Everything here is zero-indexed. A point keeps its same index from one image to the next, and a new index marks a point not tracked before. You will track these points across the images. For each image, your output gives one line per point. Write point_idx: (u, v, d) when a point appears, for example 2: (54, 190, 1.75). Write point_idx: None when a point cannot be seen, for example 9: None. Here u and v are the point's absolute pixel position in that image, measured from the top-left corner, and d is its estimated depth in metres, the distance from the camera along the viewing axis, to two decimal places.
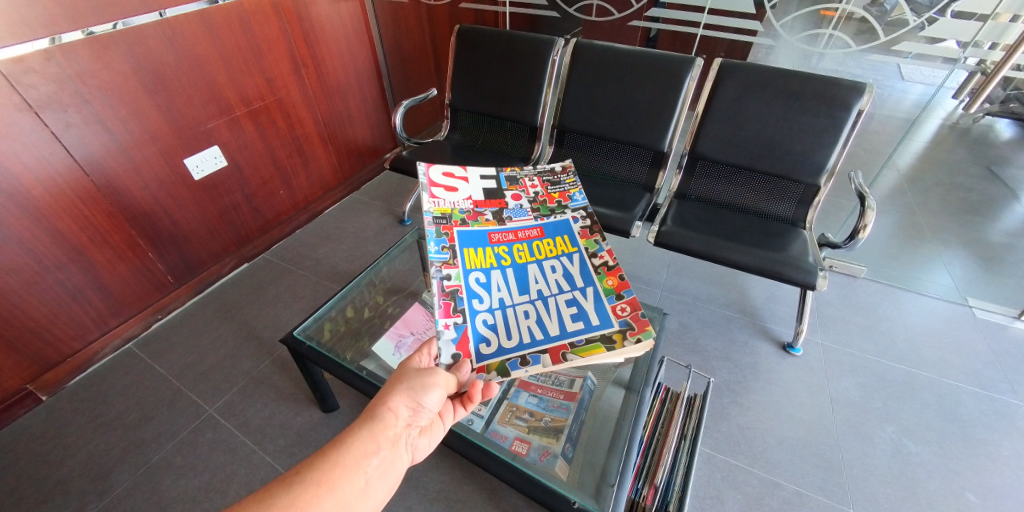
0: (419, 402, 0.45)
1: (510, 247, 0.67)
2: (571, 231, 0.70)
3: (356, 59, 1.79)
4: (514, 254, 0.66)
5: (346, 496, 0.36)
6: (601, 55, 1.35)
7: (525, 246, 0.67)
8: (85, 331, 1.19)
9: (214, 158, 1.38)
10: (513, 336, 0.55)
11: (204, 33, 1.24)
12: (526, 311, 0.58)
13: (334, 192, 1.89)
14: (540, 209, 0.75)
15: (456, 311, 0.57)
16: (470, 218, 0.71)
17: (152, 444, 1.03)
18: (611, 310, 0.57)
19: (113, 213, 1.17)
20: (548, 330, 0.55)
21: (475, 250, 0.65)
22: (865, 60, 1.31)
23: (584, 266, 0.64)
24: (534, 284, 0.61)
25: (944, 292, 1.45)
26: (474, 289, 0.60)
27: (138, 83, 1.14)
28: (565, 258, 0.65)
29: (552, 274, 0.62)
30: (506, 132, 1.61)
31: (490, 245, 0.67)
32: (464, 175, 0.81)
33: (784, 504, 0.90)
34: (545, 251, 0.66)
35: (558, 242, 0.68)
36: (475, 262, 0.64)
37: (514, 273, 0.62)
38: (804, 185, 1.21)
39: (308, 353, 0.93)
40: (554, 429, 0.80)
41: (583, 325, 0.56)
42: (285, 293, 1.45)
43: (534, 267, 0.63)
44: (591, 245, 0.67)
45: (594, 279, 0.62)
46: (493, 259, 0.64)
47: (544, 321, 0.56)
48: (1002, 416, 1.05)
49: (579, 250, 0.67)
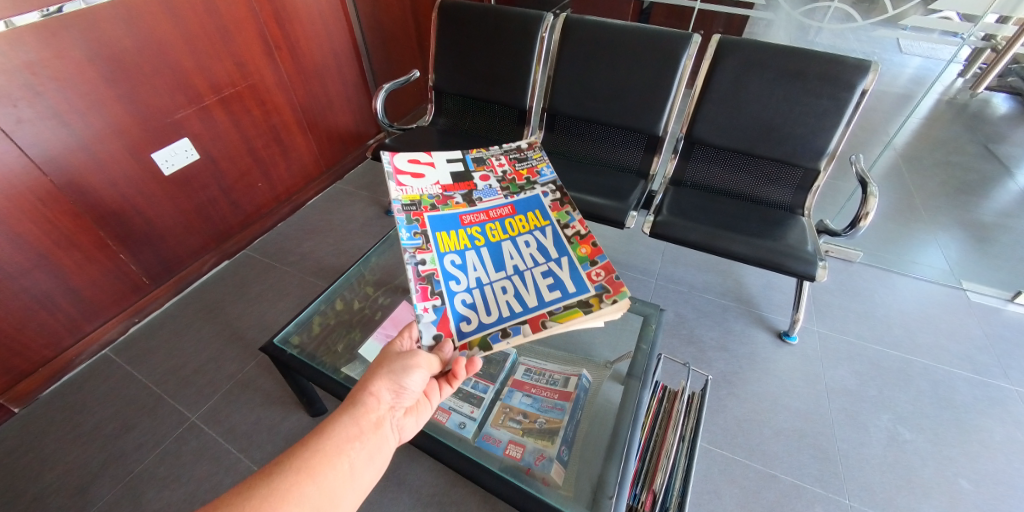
0: (401, 384, 0.44)
1: (482, 228, 0.62)
2: (542, 206, 0.66)
3: (332, 39, 1.69)
4: (487, 233, 0.61)
5: (330, 482, 0.34)
6: (593, 32, 1.28)
7: (497, 224, 0.63)
8: (58, 338, 1.14)
9: (185, 151, 1.30)
10: (493, 311, 0.51)
11: (165, 14, 1.14)
12: (503, 287, 0.53)
13: (317, 182, 1.81)
14: (509, 187, 0.71)
15: (435, 293, 0.52)
16: (440, 203, 0.65)
17: (133, 455, 0.99)
18: (586, 276, 0.53)
19: (79, 214, 1.10)
20: (526, 301, 0.51)
21: (448, 233, 0.60)
22: (867, 35, 1.30)
23: (556, 238, 0.60)
24: (508, 261, 0.57)
25: (935, 275, 1.40)
26: (450, 271, 0.55)
27: (95, 73, 1.05)
28: (538, 232, 0.61)
29: (527, 250, 0.58)
30: (495, 117, 1.53)
31: (463, 227, 0.61)
32: (430, 161, 0.75)
33: (781, 497, 0.89)
34: (518, 228, 0.62)
35: (529, 218, 0.64)
36: (448, 245, 0.58)
37: (488, 252, 0.58)
38: (804, 169, 1.17)
39: (291, 361, 0.88)
40: (549, 430, 0.78)
41: (559, 294, 0.51)
42: (270, 290, 1.40)
43: (508, 244, 0.59)
44: (562, 217, 0.64)
45: (567, 249, 0.58)
46: (466, 240, 0.59)
47: (522, 294, 0.52)
48: (996, 402, 1.05)
49: (551, 223, 0.63)
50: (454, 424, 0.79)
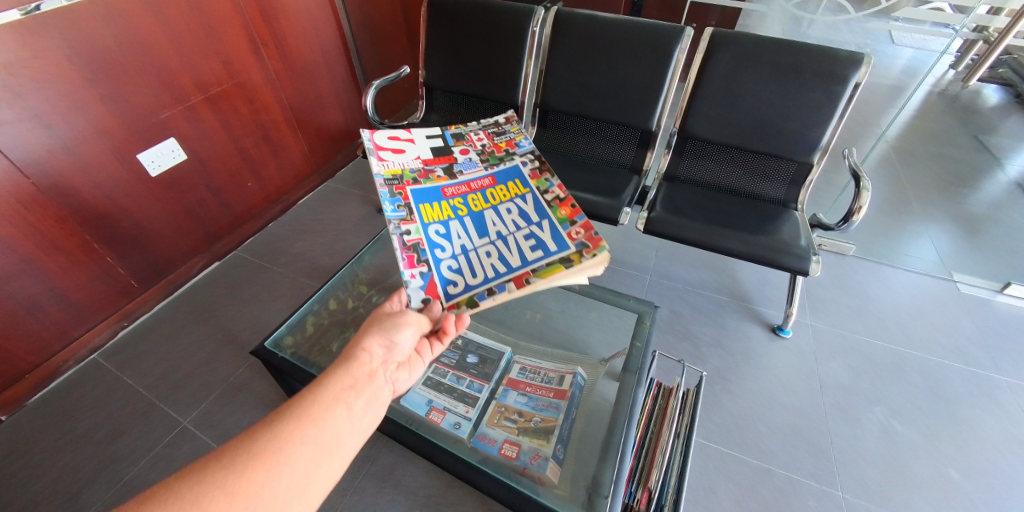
0: (392, 339, 0.44)
1: (464, 198, 0.61)
2: (521, 175, 0.66)
3: (321, 35, 1.66)
4: (469, 203, 0.60)
5: (332, 425, 0.33)
6: (585, 27, 1.26)
7: (478, 194, 0.62)
8: (45, 344, 1.12)
9: (172, 152, 1.28)
10: (478, 273, 0.50)
11: (146, 11, 1.11)
12: (487, 251, 0.53)
13: (308, 181, 1.79)
14: (489, 159, 0.71)
15: (420, 261, 0.51)
16: (421, 177, 0.64)
17: (125, 462, 0.98)
18: (566, 235, 0.53)
19: (64, 218, 1.08)
20: (510, 263, 0.51)
21: (430, 205, 0.58)
22: (861, 26, 1.35)
23: (537, 203, 0.60)
24: (491, 226, 0.56)
25: (927, 267, 1.41)
26: (434, 239, 0.54)
27: (75, 72, 1.02)
28: (519, 199, 0.61)
29: (509, 215, 0.58)
30: (487, 113, 1.52)
31: (445, 198, 0.60)
32: (410, 137, 0.74)
33: (776, 492, 0.90)
34: (499, 196, 0.61)
35: (510, 186, 0.63)
36: (431, 215, 0.57)
37: (471, 220, 0.57)
38: (798, 163, 1.17)
39: (283, 364, 0.87)
40: (545, 429, 0.77)
41: (541, 253, 0.51)
42: (262, 292, 1.39)
43: (490, 212, 0.59)
44: (541, 183, 0.63)
45: (548, 212, 0.58)
46: (449, 210, 0.58)
47: (505, 256, 0.52)
48: (986, 393, 1.07)
49: (531, 190, 0.62)
50: (449, 425, 0.79)
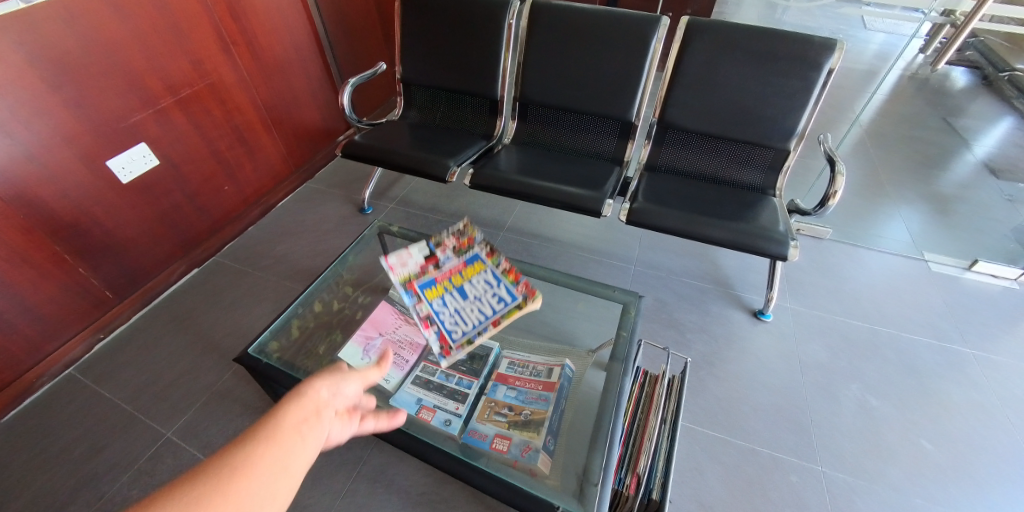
0: (340, 387, 0.37)
1: (450, 279, 0.94)
2: (480, 258, 0.99)
3: (293, 32, 1.62)
4: (454, 282, 0.94)
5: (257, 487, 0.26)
6: (562, 18, 1.26)
7: (457, 276, 0.95)
8: (15, 360, 1.08)
9: (143, 157, 1.24)
10: (469, 322, 0.87)
11: (109, 11, 1.07)
12: (472, 308, 0.89)
13: (287, 182, 1.75)
14: (461, 254, 0.98)
15: (433, 322, 0.86)
16: (421, 274, 0.93)
17: (107, 477, 0.96)
18: (514, 290, 0.92)
19: (30, 229, 1.04)
20: (486, 310, 0.89)
21: (432, 289, 0.91)
22: (834, 11, 1.37)
23: (494, 277, 0.95)
24: (471, 295, 0.91)
25: (900, 247, 1.45)
26: (441, 309, 0.89)
27: (35, 77, 0.98)
28: (482, 277, 0.95)
29: (480, 288, 0.92)
30: (466, 107, 1.51)
31: (439, 283, 0.93)
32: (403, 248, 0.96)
33: (759, 470, 0.93)
34: (470, 276, 0.95)
35: (474, 269, 0.97)
36: (435, 295, 0.91)
37: (459, 294, 0.91)
38: (775, 150, 1.19)
39: (268, 370, 0.85)
40: (534, 421, 0.79)
41: (502, 304, 0.90)
42: (244, 297, 1.36)
43: (467, 287, 0.93)
44: (494, 262, 0.98)
45: (502, 281, 0.94)
46: (444, 290, 0.92)
47: (482, 309, 0.89)
48: (955, 365, 1.12)
49: (487, 268, 0.97)
50: (439, 422, 0.78)
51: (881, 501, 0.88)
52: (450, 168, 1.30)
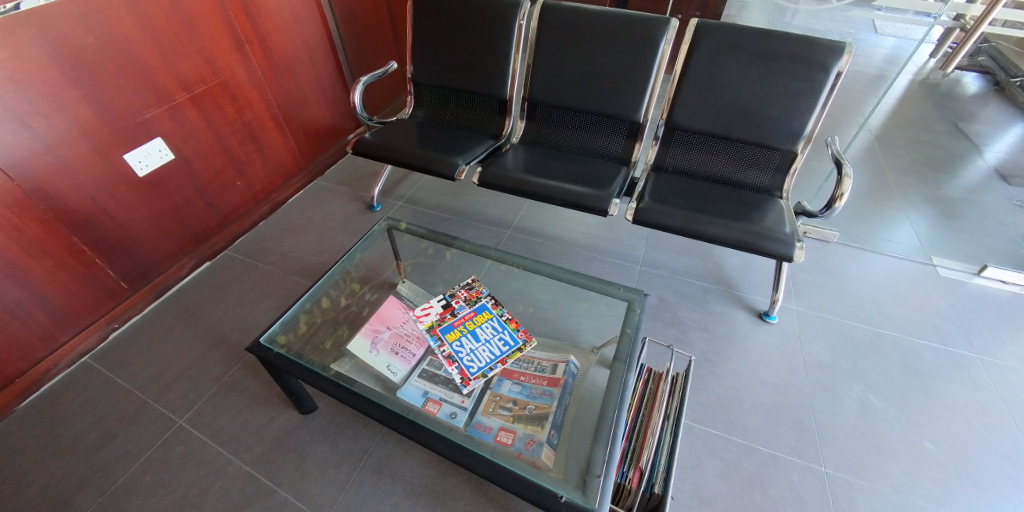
0: None
1: (463, 322, 0.98)
2: (488, 305, 1.02)
3: (304, 31, 1.64)
4: (467, 325, 0.97)
5: None
6: (573, 18, 1.27)
7: (469, 320, 0.98)
8: (31, 349, 1.11)
9: (158, 151, 1.27)
10: (484, 361, 0.89)
11: (126, 10, 1.10)
12: (484, 348, 0.92)
13: (297, 179, 1.78)
14: (472, 300, 1.03)
15: (453, 360, 0.89)
16: (441, 319, 0.98)
17: (118, 464, 0.98)
18: (518, 335, 0.96)
19: (48, 219, 1.07)
20: (496, 351, 0.92)
21: (449, 332, 0.95)
22: (841, 15, 1.35)
23: (501, 323, 0.98)
24: (483, 337, 0.94)
25: (906, 251, 1.45)
26: (457, 350, 0.91)
27: (56, 73, 1.01)
28: (492, 321, 0.98)
29: (490, 331, 0.96)
30: (475, 107, 1.52)
31: (455, 327, 0.97)
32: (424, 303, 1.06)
33: (760, 467, 0.94)
34: (480, 321, 0.98)
35: (483, 314, 1.00)
36: (452, 337, 0.94)
37: (473, 335, 0.95)
38: (782, 152, 1.20)
39: (277, 360, 0.87)
40: (538, 416, 0.81)
41: (509, 346, 0.93)
42: (253, 290, 1.39)
43: (480, 330, 0.96)
44: (500, 310, 1.02)
45: (507, 327, 0.97)
46: (459, 333, 0.95)
47: (494, 349, 0.92)
48: (959, 368, 1.11)
49: (495, 315, 1.00)
50: (445, 414, 0.80)
51: (882, 501, 0.88)
52: (458, 166, 1.31)
